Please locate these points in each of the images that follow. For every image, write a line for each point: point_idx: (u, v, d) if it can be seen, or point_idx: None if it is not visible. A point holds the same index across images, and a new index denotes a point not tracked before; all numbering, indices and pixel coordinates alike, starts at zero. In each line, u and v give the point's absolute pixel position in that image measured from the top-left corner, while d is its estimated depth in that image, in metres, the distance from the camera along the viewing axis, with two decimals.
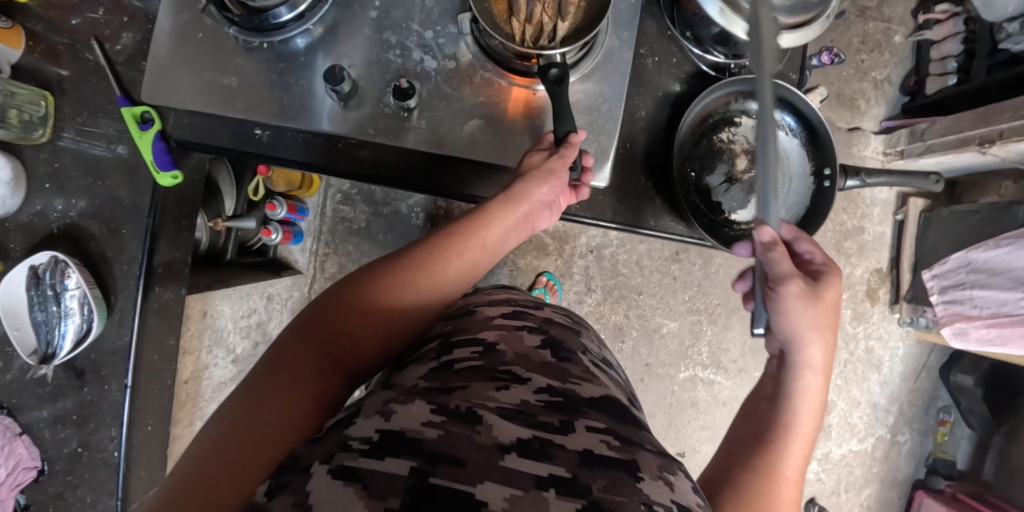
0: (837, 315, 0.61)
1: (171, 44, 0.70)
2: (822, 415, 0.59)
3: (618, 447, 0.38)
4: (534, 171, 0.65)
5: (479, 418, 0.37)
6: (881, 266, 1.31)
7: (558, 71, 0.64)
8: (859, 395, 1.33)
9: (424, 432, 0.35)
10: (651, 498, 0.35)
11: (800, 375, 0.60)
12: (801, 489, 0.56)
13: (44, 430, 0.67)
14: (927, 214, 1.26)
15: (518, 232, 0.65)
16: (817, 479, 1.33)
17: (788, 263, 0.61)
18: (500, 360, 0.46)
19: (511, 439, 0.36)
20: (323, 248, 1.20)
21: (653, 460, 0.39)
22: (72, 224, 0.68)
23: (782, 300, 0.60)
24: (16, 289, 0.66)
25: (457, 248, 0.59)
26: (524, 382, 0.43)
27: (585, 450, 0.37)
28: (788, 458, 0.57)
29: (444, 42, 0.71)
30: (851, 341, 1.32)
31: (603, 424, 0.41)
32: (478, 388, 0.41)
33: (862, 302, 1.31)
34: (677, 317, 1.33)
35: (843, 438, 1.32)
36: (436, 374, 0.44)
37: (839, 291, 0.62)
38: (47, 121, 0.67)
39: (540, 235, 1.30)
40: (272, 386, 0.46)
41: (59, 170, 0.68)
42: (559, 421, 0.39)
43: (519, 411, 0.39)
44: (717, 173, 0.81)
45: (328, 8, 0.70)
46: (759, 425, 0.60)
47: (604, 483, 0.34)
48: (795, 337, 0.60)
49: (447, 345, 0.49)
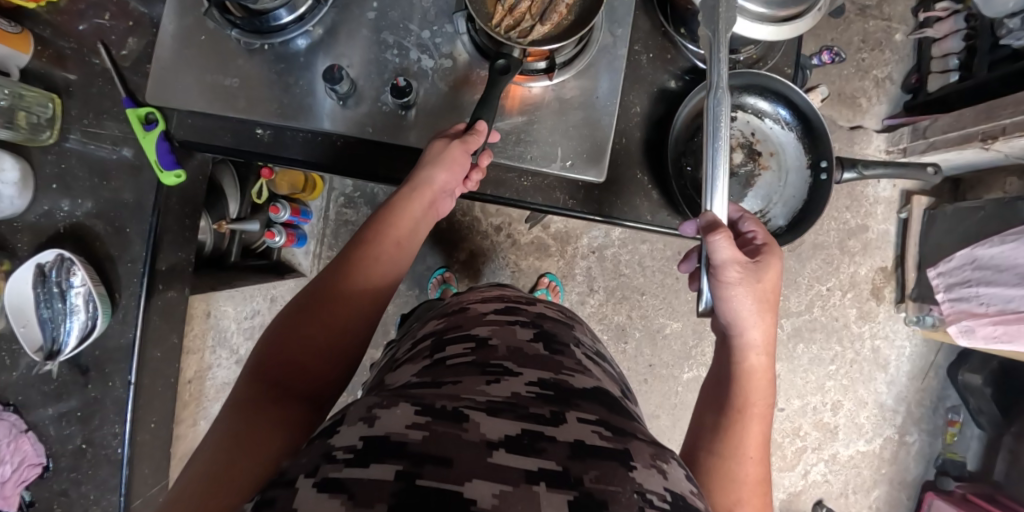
0: (778, 298, 0.58)
1: (173, 46, 0.70)
2: (774, 388, 0.58)
3: (611, 437, 0.39)
4: (435, 159, 0.64)
5: (466, 416, 0.37)
6: (886, 264, 1.30)
7: (506, 63, 0.64)
8: (865, 395, 1.32)
9: (410, 434, 0.35)
10: (644, 487, 0.35)
11: (744, 356, 0.58)
12: (765, 467, 0.55)
13: (49, 427, 0.68)
14: (931, 211, 1.25)
15: (429, 220, 0.66)
16: (825, 480, 1.32)
17: (733, 249, 0.56)
18: (493, 356, 0.47)
19: (500, 436, 0.36)
20: (327, 251, 1.23)
21: (646, 448, 0.39)
22: (78, 223, 0.70)
23: (725, 288, 0.57)
24: (24, 286, 0.67)
25: (371, 253, 0.61)
26: (517, 375, 0.44)
27: (575, 441, 0.37)
28: (748, 436, 0.55)
29: (440, 42, 0.72)
30: (857, 341, 1.31)
31: (594, 415, 0.41)
32: (469, 383, 0.42)
33: (867, 301, 1.30)
34: (679, 317, 1.33)
35: (850, 439, 1.31)
36: (430, 372, 0.45)
37: (779, 273, 0.58)
38: (54, 124, 0.69)
39: (541, 236, 1.31)
40: (234, 433, 0.47)
41: (65, 171, 0.70)
42: (551, 413, 0.40)
43: (510, 404, 0.40)
44: None
45: (327, 9, 0.70)
46: (715, 408, 0.57)
47: (595, 474, 0.35)
48: (736, 324, 0.57)
49: (441, 343, 0.50)
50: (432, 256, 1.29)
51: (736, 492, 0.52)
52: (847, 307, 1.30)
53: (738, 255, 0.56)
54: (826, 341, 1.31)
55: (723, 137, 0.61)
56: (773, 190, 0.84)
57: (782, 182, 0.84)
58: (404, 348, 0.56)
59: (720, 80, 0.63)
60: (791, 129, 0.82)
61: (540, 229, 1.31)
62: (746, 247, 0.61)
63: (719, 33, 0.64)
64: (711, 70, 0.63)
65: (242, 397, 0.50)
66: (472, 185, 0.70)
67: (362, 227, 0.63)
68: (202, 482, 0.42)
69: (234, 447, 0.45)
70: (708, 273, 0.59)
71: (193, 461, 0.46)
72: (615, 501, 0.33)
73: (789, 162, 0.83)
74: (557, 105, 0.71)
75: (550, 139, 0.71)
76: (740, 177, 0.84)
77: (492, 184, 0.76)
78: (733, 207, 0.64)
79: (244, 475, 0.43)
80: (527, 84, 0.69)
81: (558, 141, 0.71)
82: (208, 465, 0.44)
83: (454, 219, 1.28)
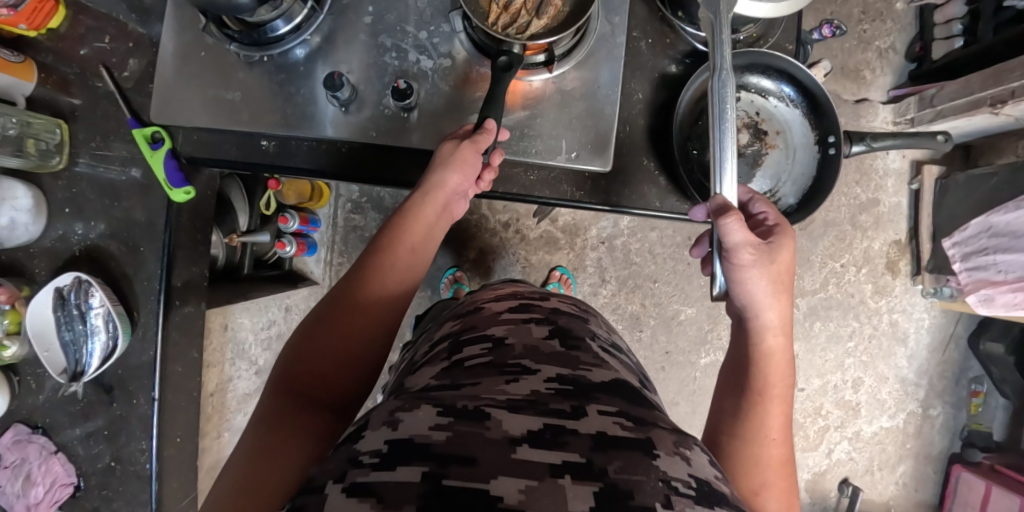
0: (792, 278, 0.58)
1: (175, 64, 0.71)
2: (793, 369, 0.58)
3: (633, 427, 0.39)
4: (444, 161, 0.64)
5: (487, 414, 0.37)
6: (900, 237, 1.28)
7: (508, 59, 0.64)
8: (886, 370, 1.30)
9: (433, 435, 0.34)
10: (668, 475, 0.35)
11: (761, 339, 0.57)
12: (788, 447, 0.55)
13: (78, 447, 0.69)
14: (943, 181, 1.23)
15: (443, 223, 0.66)
16: (849, 459, 1.31)
17: (746, 232, 0.55)
18: (509, 354, 0.46)
19: (522, 431, 0.36)
20: (338, 257, 1.24)
21: (668, 436, 0.39)
22: (93, 245, 0.71)
23: (739, 270, 0.56)
24: (44, 311, 0.68)
25: (387, 260, 0.61)
26: (535, 373, 0.43)
27: (597, 433, 0.37)
28: (769, 419, 0.55)
29: (438, 42, 0.71)
30: (874, 316, 1.30)
31: (615, 407, 0.41)
32: (488, 384, 0.41)
33: (882, 275, 1.29)
34: (693, 303, 1.33)
35: (873, 415, 1.30)
36: (448, 374, 0.45)
37: (792, 253, 0.58)
38: (63, 149, 0.70)
39: (550, 230, 1.31)
40: (261, 443, 0.47)
41: (77, 194, 0.71)
42: (571, 406, 0.39)
43: (530, 401, 0.39)
44: None
45: (324, 17, 0.71)
46: (734, 391, 0.58)
47: (619, 464, 0.34)
48: (750, 307, 0.56)
49: (457, 344, 0.50)
50: (443, 256, 1.29)
51: (761, 474, 0.53)
52: (862, 282, 1.29)
53: (752, 236, 0.55)
54: (843, 318, 1.29)
55: (730, 119, 0.60)
56: (782, 169, 0.83)
57: (790, 160, 0.83)
58: (421, 351, 0.56)
59: (724, 62, 0.62)
60: (796, 106, 0.81)
61: (548, 222, 1.31)
62: (757, 228, 0.60)
63: (720, 14, 0.63)
64: (715, 51, 0.62)
65: (270, 408, 0.51)
66: (484, 186, 0.69)
67: (375, 235, 0.63)
68: (234, 494, 0.43)
69: (260, 458, 0.45)
70: (721, 256, 0.58)
71: (223, 473, 0.46)
72: (640, 491, 0.33)
73: (796, 140, 0.82)
74: (559, 97, 0.71)
75: (554, 132, 0.71)
76: (748, 157, 0.83)
77: (499, 181, 0.75)
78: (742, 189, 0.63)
79: (273, 486, 0.43)
80: (527, 78, 0.69)
81: (563, 133, 0.71)
82: (238, 477, 0.44)
83: (461, 218, 1.29)
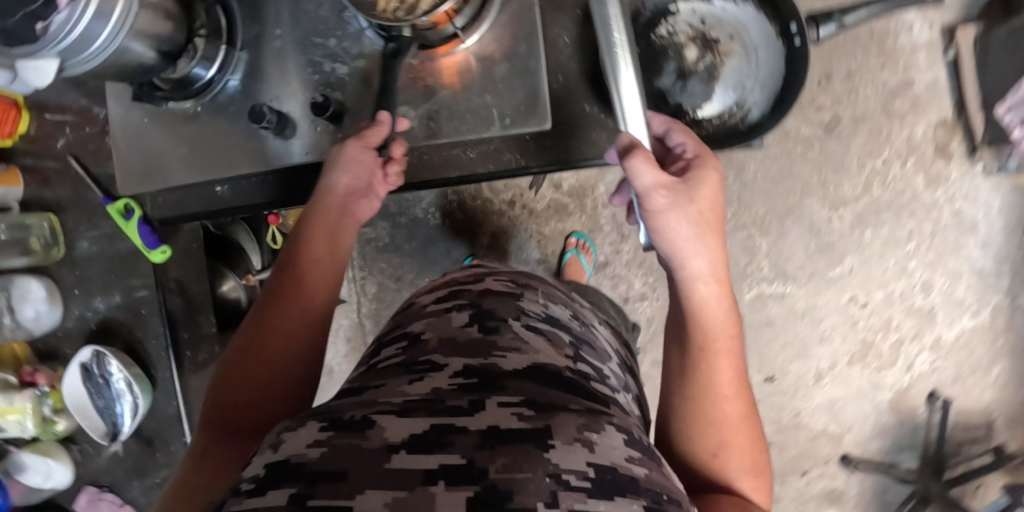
0: (716, 213, 0.58)
1: (125, 136, 0.73)
2: (736, 317, 0.56)
3: (531, 416, 0.37)
4: (339, 162, 0.64)
5: (371, 423, 0.36)
6: (946, 116, 1.13)
7: (396, 45, 0.62)
8: (958, 266, 1.16)
9: (308, 453, 0.33)
10: (560, 468, 0.33)
11: (695, 287, 0.57)
12: (742, 399, 0.54)
13: (137, 497, 0.77)
14: (982, 40, 1.07)
15: (351, 224, 0.67)
16: (933, 369, 1.20)
17: (653, 173, 0.57)
18: (422, 351, 0.47)
19: (403, 437, 0.34)
20: (359, 272, 1.32)
21: (572, 421, 0.37)
22: (105, 317, 0.77)
23: (655, 213, 0.57)
24: (73, 385, 0.74)
25: (296, 273, 0.61)
26: (441, 370, 0.43)
27: (488, 428, 0.35)
28: (717, 374, 0.54)
29: (348, 45, 0.68)
30: (932, 209, 1.16)
31: (519, 397, 0.39)
32: (391, 385, 0.42)
33: (933, 163, 1.14)
34: (724, 238, 1.23)
35: (952, 318, 1.18)
36: (363, 377, 0.47)
37: (711, 188, 0.59)
38: (59, 238, 0.77)
39: (557, 197, 1.27)
40: (189, 484, 0.47)
41: (81, 276, 0.78)
42: (468, 402, 0.38)
43: (425, 401, 0.38)
44: (668, 73, 0.76)
45: (242, 54, 0.70)
46: (680, 349, 0.57)
47: (502, 463, 0.32)
48: (675, 251, 0.57)
49: (380, 346, 0.52)
50: (457, 248, 1.30)
51: (713, 431, 0.52)
52: (911, 176, 1.15)
53: (661, 178, 0.57)
54: (896, 218, 1.17)
55: (624, 61, 0.61)
56: (746, 75, 0.75)
57: (753, 62, 0.74)
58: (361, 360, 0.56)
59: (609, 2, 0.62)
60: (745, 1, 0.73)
61: (553, 189, 1.26)
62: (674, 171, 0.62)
63: None
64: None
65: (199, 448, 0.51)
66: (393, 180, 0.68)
67: (280, 251, 0.62)
68: None
69: (179, 505, 0.45)
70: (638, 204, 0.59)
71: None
72: (520, 490, 0.30)
73: (755, 39, 0.74)
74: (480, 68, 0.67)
75: (481, 101, 0.67)
76: (704, 71, 0.76)
77: (441, 168, 0.72)
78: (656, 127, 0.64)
79: None
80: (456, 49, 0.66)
81: (491, 101, 0.67)
82: None
83: (465, 206, 1.28)
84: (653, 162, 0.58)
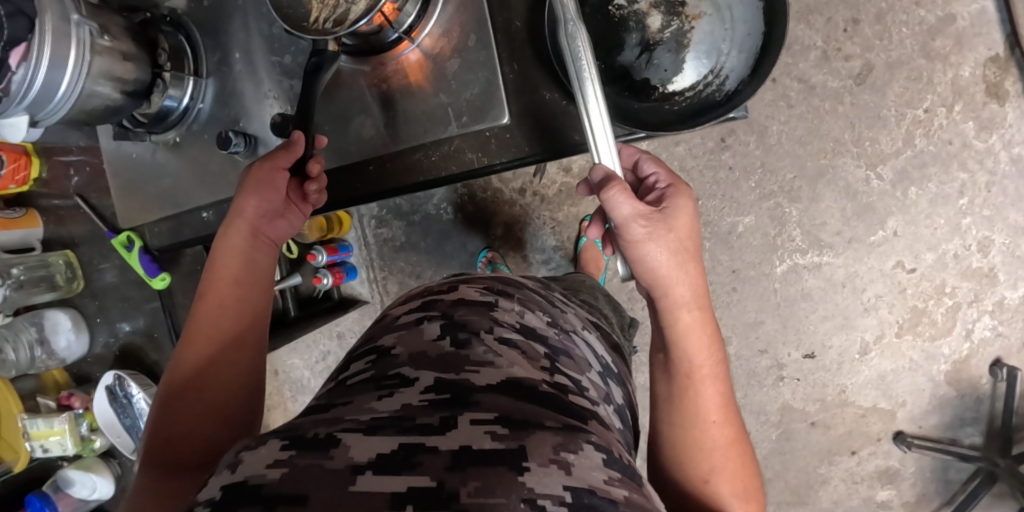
0: (695, 237, 0.55)
1: (117, 172, 0.77)
2: (719, 340, 0.54)
3: (506, 435, 0.33)
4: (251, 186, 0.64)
5: (337, 440, 0.32)
6: (997, 52, 0.99)
7: (318, 60, 0.61)
8: (1021, 220, 1.04)
9: (268, 474, 0.29)
10: (534, 492, 0.30)
11: (675, 315, 0.54)
12: (731, 423, 0.53)
13: None
14: None
15: (272, 243, 0.67)
16: (997, 336, 1.09)
17: (632, 203, 0.52)
18: (390, 366, 0.41)
19: (371, 456, 0.30)
20: (379, 273, 1.33)
21: (548, 440, 0.33)
22: (129, 340, 0.85)
23: (635, 245, 0.53)
24: (104, 407, 0.84)
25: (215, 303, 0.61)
26: (411, 384, 0.38)
27: (461, 448, 0.32)
28: (703, 401, 0.53)
29: (302, 59, 0.68)
30: (987, 158, 1.03)
31: (495, 412, 0.35)
32: (359, 403, 0.37)
33: (984, 106, 1.01)
34: (749, 210, 1.12)
35: (1015, 277, 1.06)
36: (327, 395, 0.41)
37: (689, 212, 0.55)
38: (77, 271, 0.86)
39: (568, 181, 1.22)
40: None
41: (104, 304, 0.85)
42: (440, 420, 0.34)
43: (394, 418, 0.34)
44: (630, 47, 0.71)
45: (209, 81, 0.71)
46: (665, 375, 0.55)
47: (474, 487, 0.29)
48: (657, 281, 0.53)
49: (348, 362, 0.46)
50: (472, 241, 1.29)
51: (702, 460, 0.52)
52: (961, 123, 1.02)
53: (640, 208, 0.53)
54: (945, 172, 1.05)
55: (589, 73, 0.56)
56: (720, 38, 0.69)
57: (727, 23, 0.68)
58: None
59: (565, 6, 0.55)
60: None
61: (563, 174, 1.21)
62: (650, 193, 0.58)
63: None
64: None
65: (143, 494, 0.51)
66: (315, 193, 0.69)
67: (200, 286, 0.63)
68: None
69: None
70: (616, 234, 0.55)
71: None
72: None
73: None
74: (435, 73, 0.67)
75: (434, 103, 0.67)
76: (671, 38, 0.70)
77: (403, 174, 0.70)
78: (626, 152, 0.61)
79: None
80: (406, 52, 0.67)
81: (445, 101, 0.67)
82: None
83: (475, 199, 1.26)
84: (630, 189, 0.53)
